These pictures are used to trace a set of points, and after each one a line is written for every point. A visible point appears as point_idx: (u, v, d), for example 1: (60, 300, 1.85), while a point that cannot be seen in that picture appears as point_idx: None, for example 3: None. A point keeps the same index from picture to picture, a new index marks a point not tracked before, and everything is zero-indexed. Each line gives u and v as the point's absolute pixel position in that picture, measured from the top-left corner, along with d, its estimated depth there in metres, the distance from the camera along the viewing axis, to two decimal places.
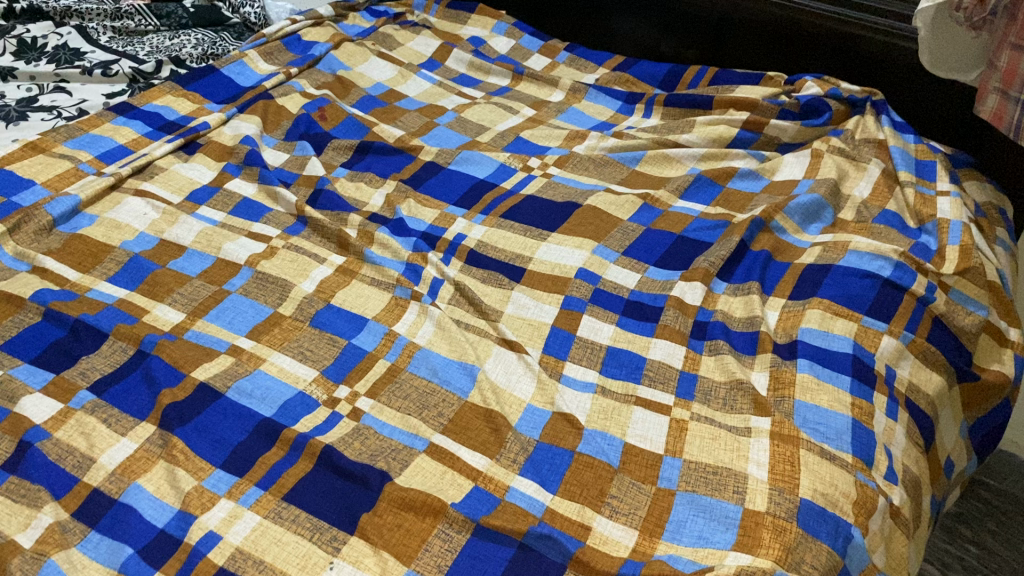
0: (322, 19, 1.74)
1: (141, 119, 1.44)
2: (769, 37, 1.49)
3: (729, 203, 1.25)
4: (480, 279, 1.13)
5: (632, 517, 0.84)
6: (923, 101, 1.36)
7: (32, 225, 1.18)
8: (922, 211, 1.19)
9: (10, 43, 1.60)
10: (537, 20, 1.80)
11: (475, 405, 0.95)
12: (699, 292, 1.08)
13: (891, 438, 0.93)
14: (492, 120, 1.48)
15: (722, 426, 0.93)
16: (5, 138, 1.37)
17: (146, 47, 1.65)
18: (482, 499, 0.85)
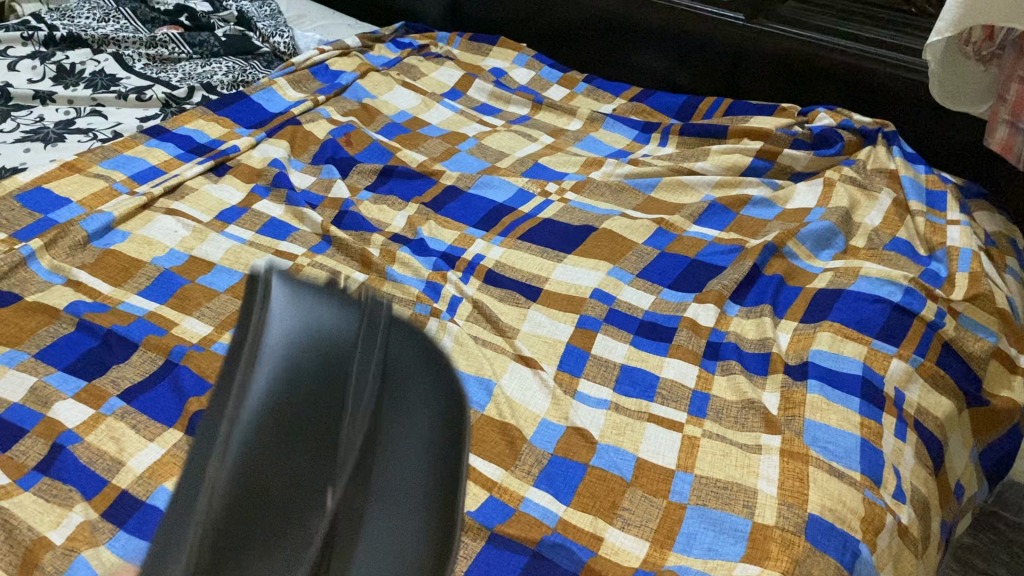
0: (349, 50, 1.80)
1: (173, 141, 1.49)
2: (782, 71, 1.53)
3: (742, 228, 1.28)
4: (498, 298, 1.16)
5: (643, 528, 0.86)
6: (934, 133, 1.40)
7: (67, 240, 1.22)
8: (932, 238, 1.22)
9: (50, 69, 1.66)
10: (557, 52, 1.85)
11: (490, 418, 0.97)
12: (712, 314, 1.11)
13: (900, 459, 0.95)
14: (511, 147, 1.52)
15: (733, 443, 0.95)
16: (43, 157, 1.42)
17: (179, 73, 1.71)
18: (497, 508, 0.87)
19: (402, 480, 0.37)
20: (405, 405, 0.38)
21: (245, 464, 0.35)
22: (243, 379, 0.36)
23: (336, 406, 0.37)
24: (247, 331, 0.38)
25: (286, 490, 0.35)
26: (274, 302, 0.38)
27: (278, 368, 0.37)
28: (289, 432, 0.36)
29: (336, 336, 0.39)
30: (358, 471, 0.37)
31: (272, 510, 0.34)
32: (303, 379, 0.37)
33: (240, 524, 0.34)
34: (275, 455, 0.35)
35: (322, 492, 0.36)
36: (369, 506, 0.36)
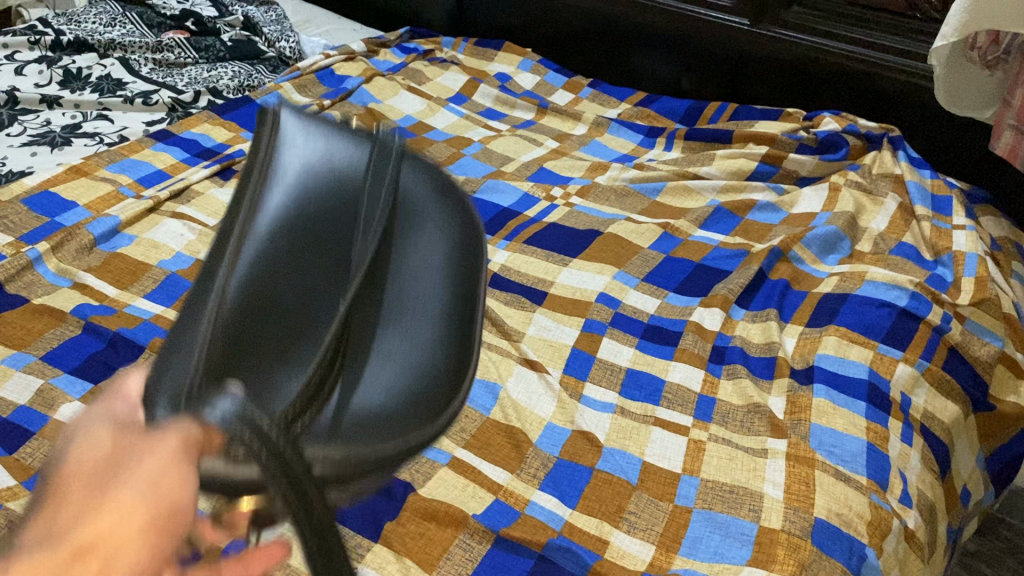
0: (355, 55, 1.80)
1: (179, 145, 1.50)
2: (789, 75, 1.53)
3: (747, 233, 1.28)
4: (503, 301, 1.16)
5: (649, 532, 0.86)
6: (940, 139, 1.40)
7: (73, 243, 1.23)
8: (938, 242, 1.22)
9: (57, 73, 1.67)
10: (561, 57, 1.85)
11: (496, 422, 0.98)
12: (718, 318, 1.11)
13: (906, 463, 0.95)
14: (517, 151, 1.52)
15: (739, 447, 0.95)
16: (49, 161, 1.43)
17: (185, 78, 1.72)
18: (503, 511, 0.87)
19: (420, 250, 0.53)
20: (411, 202, 0.54)
21: (262, 252, 0.49)
22: (269, 193, 0.53)
23: (346, 202, 0.53)
24: (269, 160, 0.55)
25: (308, 256, 0.50)
26: (288, 133, 0.56)
27: (289, 182, 0.53)
28: (312, 225, 0.52)
29: (344, 154, 0.55)
30: (367, 250, 0.51)
31: (299, 278, 0.49)
32: (314, 188, 0.53)
33: (262, 283, 0.48)
34: (301, 237, 0.51)
35: (340, 261, 0.50)
36: (387, 267, 0.52)
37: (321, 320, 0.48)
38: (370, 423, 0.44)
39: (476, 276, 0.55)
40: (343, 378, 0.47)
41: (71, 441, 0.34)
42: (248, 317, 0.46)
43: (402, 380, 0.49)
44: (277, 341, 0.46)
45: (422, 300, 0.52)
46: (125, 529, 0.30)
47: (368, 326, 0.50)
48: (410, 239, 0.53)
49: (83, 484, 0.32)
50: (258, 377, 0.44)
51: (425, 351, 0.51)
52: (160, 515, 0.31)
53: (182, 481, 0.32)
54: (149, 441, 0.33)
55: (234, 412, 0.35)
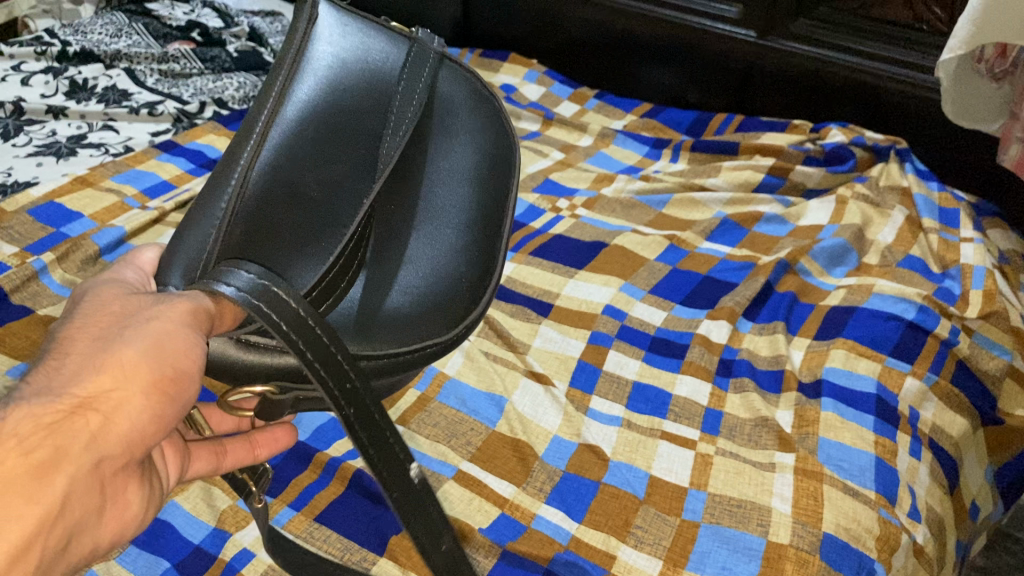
0: None
1: (185, 156, 1.50)
2: (797, 89, 1.53)
3: (754, 245, 1.28)
4: (509, 313, 1.16)
5: (656, 547, 0.85)
6: (947, 151, 1.40)
7: (78, 254, 1.22)
8: (945, 255, 1.22)
9: (63, 84, 1.67)
10: (567, 68, 1.85)
11: (502, 435, 0.97)
12: (725, 330, 1.10)
13: (915, 477, 0.94)
14: (522, 163, 1.52)
15: (746, 461, 0.94)
16: (55, 172, 1.43)
17: (191, 88, 1.72)
18: (508, 526, 0.87)
19: (449, 149, 0.72)
20: (436, 118, 0.72)
21: (311, 132, 0.64)
22: (302, 82, 0.65)
23: (376, 100, 0.67)
24: (304, 50, 0.67)
25: (342, 146, 0.64)
26: (324, 26, 0.69)
27: (325, 70, 0.66)
28: (354, 109, 0.66)
29: (379, 64, 0.69)
30: (395, 146, 0.66)
31: (329, 164, 0.63)
32: (342, 83, 0.66)
33: (300, 166, 0.62)
34: (327, 126, 0.64)
35: (371, 155, 0.65)
36: (417, 162, 0.70)
37: (351, 200, 0.63)
38: (395, 317, 0.64)
39: (497, 176, 0.75)
40: (375, 262, 0.65)
41: (88, 307, 0.53)
42: (278, 200, 0.61)
43: (425, 283, 0.67)
44: (312, 229, 0.61)
45: (445, 200, 0.70)
46: (127, 382, 0.47)
47: (396, 219, 0.67)
48: (442, 139, 0.72)
49: (92, 346, 0.49)
50: (290, 251, 0.59)
51: (445, 244, 0.69)
52: (154, 372, 0.49)
53: (178, 346, 0.50)
54: (149, 308, 0.51)
55: (250, 289, 0.51)
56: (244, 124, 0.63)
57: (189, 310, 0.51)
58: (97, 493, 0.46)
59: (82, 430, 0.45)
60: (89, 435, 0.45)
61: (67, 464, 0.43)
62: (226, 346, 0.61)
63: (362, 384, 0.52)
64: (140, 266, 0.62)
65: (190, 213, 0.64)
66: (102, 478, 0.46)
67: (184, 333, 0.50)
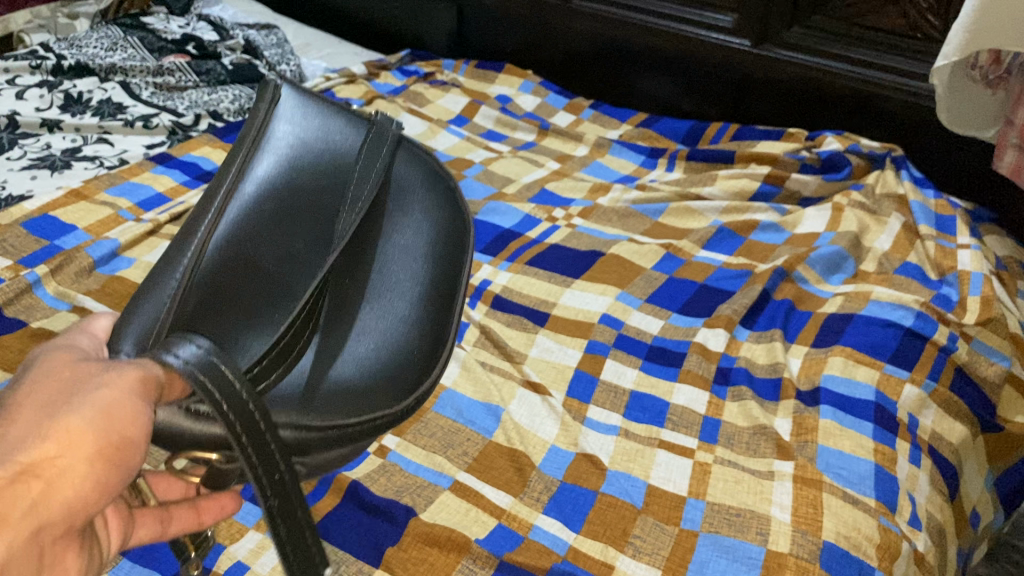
0: (355, 78, 1.81)
1: (179, 168, 1.50)
2: (792, 96, 1.53)
3: (751, 253, 1.27)
4: (506, 323, 1.15)
5: (655, 556, 0.84)
6: (943, 158, 1.40)
7: (72, 267, 1.22)
8: (942, 262, 1.21)
9: (58, 97, 1.67)
10: (562, 79, 1.85)
11: (499, 445, 0.97)
12: (722, 339, 1.09)
13: (915, 485, 0.93)
14: (518, 173, 1.52)
15: (745, 470, 0.93)
16: (49, 185, 1.43)
17: (186, 101, 1.72)
18: (506, 536, 0.86)
19: (408, 224, 0.74)
20: (392, 196, 0.75)
21: (263, 208, 0.67)
22: (259, 163, 0.70)
23: (334, 179, 0.71)
24: (264, 131, 0.72)
25: (295, 224, 0.68)
26: (286, 112, 0.75)
27: (283, 153, 0.72)
28: (309, 189, 0.70)
29: (337, 148, 0.74)
30: (350, 222, 0.69)
31: (283, 240, 0.66)
32: (298, 165, 0.71)
33: (254, 241, 0.65)
34: (282, 203, 0.68)
35: (328, 230, 0.68)
36: (371, 237, 0.72)
37: (305, 271, 0.65)
38: (346, 390, 0.62)
39: (456, 255, 0.76)
40: (326, 331, 0.65)
41: (35, 370, 0.48)
42: (231, 268, 0.63)
43: (376, 355, 0.66)
44: (262, 299, 0.62)
45: (399, 274, 0.71)
46: (74, 449, 0.43)
47: (349, 292, 0.68)
48: (401, 214, 0.74)
49: (39, 410, 0.44)
50: (241, 316, 0.60)
51: (398, 312, 0.69)
52: (101, 439, 0.45)
53: (126, 414, 0.46)
54: (96, 375, 0.48)
55: (197, 364, 0.50)
56: (205, 199, 0.67)
57: (139, 379, 0.48)
58: (33, 565, 0.42)
59: (23, 498, 0.40)
60: (30, 501, 0.41)
61: (5, 532, 0.39)
62: (173, 416, 0.54)
63: (291, 475, 0.52)
64: (94, 333, 0.57)
65: (142, 285, 0.62)
66: (40, 549, 0.42)
67: (132, 403, 0.47)
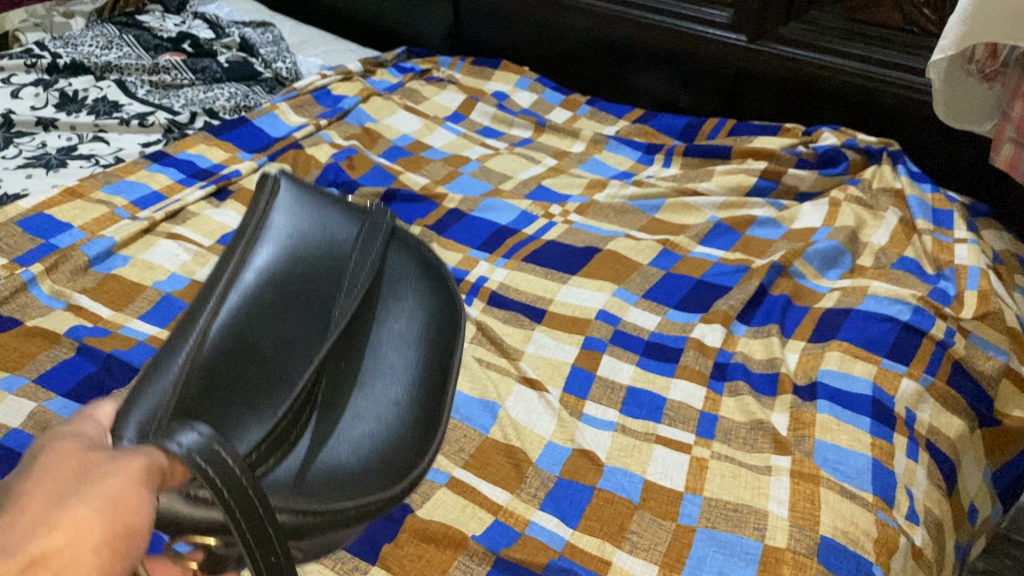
0: (352, 75, 1.81)
1: (175, 166, 1.49)
2: (789, 91, 1.53)
3: (748, 248, 1.27)
4: (502, 320, 1.15)
5: (652, 552, 0.84)
6: (941, 152, 1.39)
7: (68, 265, 1.22)
8: (939, 256, 1.21)
9: (53, 96, 1.67)
10: (559, 75, 1.85)
11: (496, 441, 0.96)
12: (719, 334, 1.09)
13: (912, 479, 0.93)
14: (515, 169, 1.52)
15: (743, 465, 0.93)
16: (44, 184, 1.42)
17: (182, 99, 1.72)
18: (503, 532, 0.86)
19: (402, 309, 0.73)
20: (388, 283, 0.74)
21: (267, 291, 0.67)
22: (259, 252, 0.70)
23: (331, 267, 0.71)
24: (264, 218, 0.73)
25: (294, 308, 0.67)
26: (285, 201, 0.75)
27: (282, 241, 0.72)
28: (307, 276, 0.70)
29: (337, 232, 0.74)
30: (348, 307, 0.68)
31: (282, 325, 0.66)
32: (297, 253, 0.72)
33: (254, 327, 0.65)
34: (281, 289, 0.68)
35: (326, 314, 0.67)
36: (367, 320, 0.71)
37: (301, 356, 0.64)
38: (338, 474, 0.60)
39: (446, 345, 0.74)
40: (322, 416, 0.63)
41: (32, 462, 0.37)
42: (231, 354, 0.62)
43: (370, 441, 0.64)
44: (258, 384, 0.61)
45: (394, 359, 0.70)
46: (81, 541, 0.34)
47: (344, 378, 0.66)
48: (395, 298, 0.74)
49: (42, 499, 0.35)
50: (240, 403, 0.59)
51: (392, 397, 0.67)
52: (109, 531, 0.35)
53: (133, 503, 0.37)
54: (102, 461, 0.38)
55: (199, 450, 0.43)
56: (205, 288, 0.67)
57: (144, 468, 0.39)
58: None
59: None
60: None
61: None
62: (175, 503, 0.44)
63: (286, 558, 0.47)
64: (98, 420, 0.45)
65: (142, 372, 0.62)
66: None
67: (139, 491, 0.37)
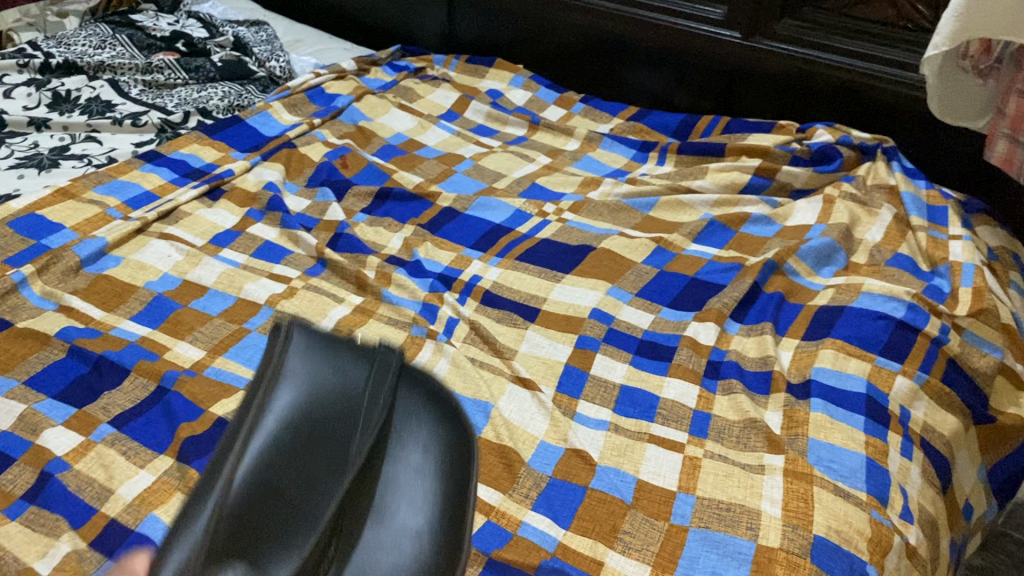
0: (345, 73, 1.80)
1: (168, 166, 1.49)
2: (783, 89, 1.52)
3: (742, 246, 1.27)
4: (496, 319, 1.15)
5: (644, 552, 0.83)
6: (936, 148, 1.38)
7: (59, 265, 1.21)
8: (934, 253, 1.21)
9: (45, 96, 1.67)
10: (553, 74, 1.84)
11: (488, 441, 0.96)
12: (713, 332, 1.09)
13: (907, 477, 0.93)
14: (509, 168, 1.51)
15: (736, 464, 0.93)
16: (36, 184, 1.42)
17: (175, 99, 1.71)
18: (495, 533, 0.85)
19: (419, 437, 0.56)
20: (412, 411, 0.57)
21: (266, 449, 0.53)
22: (276, 393, 0.56)
23: (346, 401, 0.56)
24: (279, 363, 0.59)
25: (304, 454, 0.53)
26: (298, 338, 0.61)
27: (298, 378, 0.58)
28: (327, 413, 0.55)
29: (350, 360, 0.59)
30: (365, 444, 0.53)
31: (298, 473, 0.52)
32: (319, 386, 0.57)
33: (273, 474, 0.52)
34: (300, 430, 0.54)
35: (342, 453, 0.53)
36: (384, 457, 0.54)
37: (322, 499, 0.50)
38: None
39: (472, 476, 0.57)
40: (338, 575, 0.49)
41: None
42: (248, 509, 0.50)
43: None
44: (272, 540, 0.48)
45: (411, 502, 0.54)
46: None
47: (355, 532, 0.51)
48: (413, 421, 0.57)
49: None
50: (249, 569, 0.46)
51: (408, 548, 0.51)
52: None
53: None
54: None
55: None
56: (225, 441, 0.56)
57: None
58: None
59: None
60: None
61: None
62: None
63: None
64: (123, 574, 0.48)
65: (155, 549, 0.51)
66: None
67: None
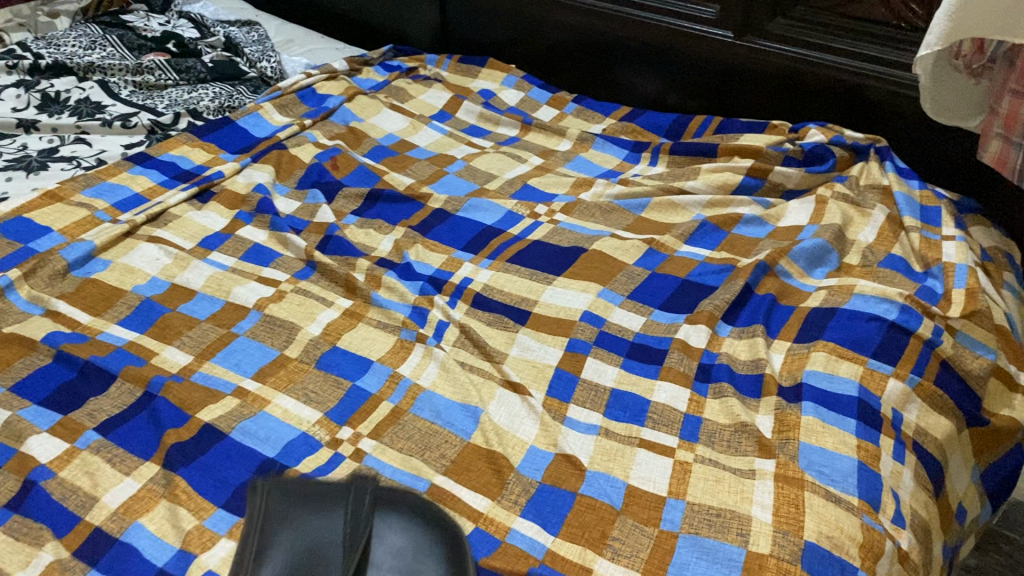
0: (337, 73, 1.79)
1: (157, 168, 1.48)
2: (775, 88, 1.51)
3: (734, 247, 1.26)
4: (486, 322, 1.14)
5: (633, 559, 0.82)
6: (930, 148, 1.38)
7: (46, 269, 1.20)
8: (927, 254, 1.20)
9: (35, 97, 1.66)
10: (546, 74, 1.83)
11: (477, 446, 0.95)
12: (704, 335, 1.08)
13: (899, 482, 0.92)
14: (501, 168, 1.50)
15: (726, 469, 0.92)
16: (24, 187, 1.41)
17: (165, 100, 1.70)
18: (483, 541, 0.84)
19: (414, 558, 0.61)
20: (397, 532, 0.62)
21: None
22: (268, 540, 0.61)
23: (329, 535, 0.61)
24: (261, 514, 0.64)
25: None
26: (272, 491, 0.66)
27: (279, 523, 0.63)
28: (317, 546, 0.60)
29: (323, 500, 0.64)
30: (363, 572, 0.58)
31: None
32: (304, 526, 0.62)
33: None
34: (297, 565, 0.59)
35: None
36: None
37: None
38: None
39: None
40: None
41: None
42: None
43: None
44: None
45: None
46: None
47: None
48: (402, 543, 0.61)
49: None
50: None
51: None
52: None
53: None
54: None
55: None
56: None
57: None
58: None
59: None
60: None
61: None
62: None
63: None
64: None
65: None
66: None
67: None
